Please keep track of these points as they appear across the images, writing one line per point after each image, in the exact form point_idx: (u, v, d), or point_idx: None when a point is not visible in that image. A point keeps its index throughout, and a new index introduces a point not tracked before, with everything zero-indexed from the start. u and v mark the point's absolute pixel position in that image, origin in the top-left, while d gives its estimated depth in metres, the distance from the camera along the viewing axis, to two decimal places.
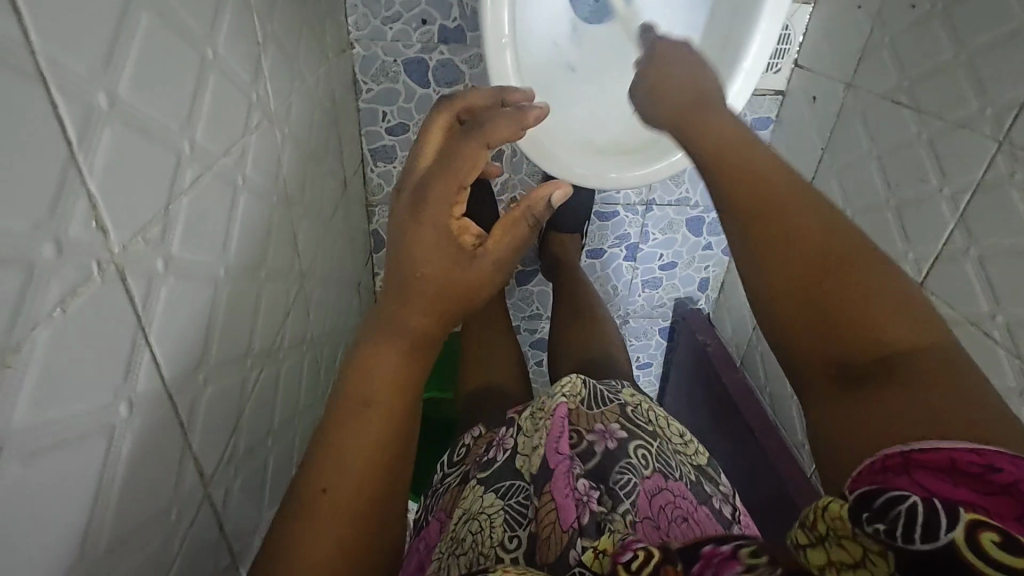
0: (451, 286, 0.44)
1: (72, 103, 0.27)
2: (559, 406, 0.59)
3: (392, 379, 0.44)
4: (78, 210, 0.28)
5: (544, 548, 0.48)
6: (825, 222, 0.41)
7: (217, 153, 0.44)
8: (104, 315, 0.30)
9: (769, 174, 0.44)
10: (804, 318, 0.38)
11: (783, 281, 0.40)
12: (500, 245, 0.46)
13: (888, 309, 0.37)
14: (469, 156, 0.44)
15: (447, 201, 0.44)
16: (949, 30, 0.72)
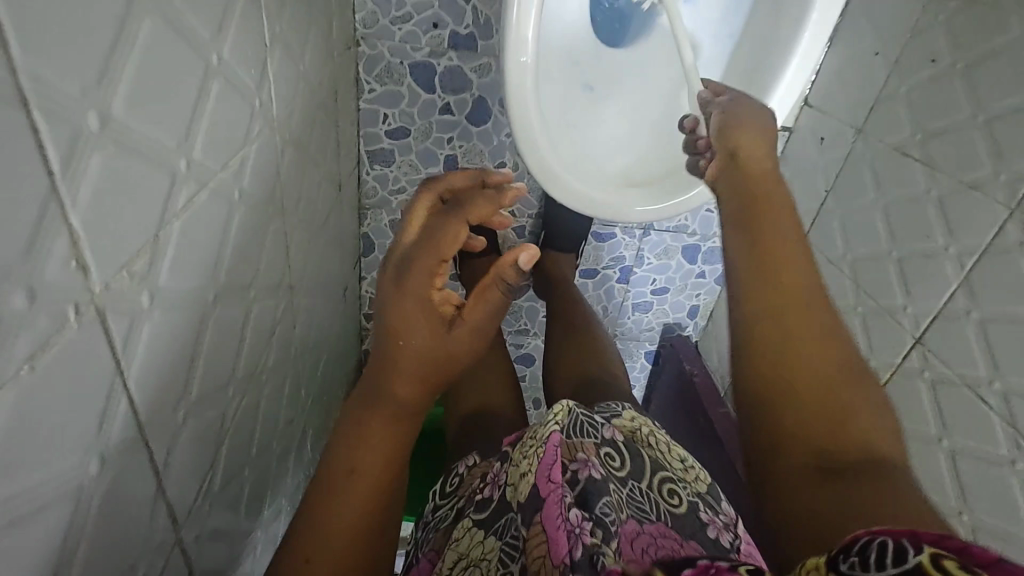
0: (434, 358, 0.49)
1: (57, 128, 0.23)
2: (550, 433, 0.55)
3: (385, 436, 0.50)
4: (55, 250, 0.24)
5: None
6: (823, 318, 0.47)
7: (215, 168, 0.40)
8: (78, 365, 0.26)
9: (791, 265, 0.50)
10: (777, 367, 0.46)
11: (770, 334, 0.47)
12: (475, 313, 0.51)
13: (844, 390, 0.44)
14: (452, 233, 0.52)
15: (428, 276, 0.50)
16: (968, 91, 0.72)
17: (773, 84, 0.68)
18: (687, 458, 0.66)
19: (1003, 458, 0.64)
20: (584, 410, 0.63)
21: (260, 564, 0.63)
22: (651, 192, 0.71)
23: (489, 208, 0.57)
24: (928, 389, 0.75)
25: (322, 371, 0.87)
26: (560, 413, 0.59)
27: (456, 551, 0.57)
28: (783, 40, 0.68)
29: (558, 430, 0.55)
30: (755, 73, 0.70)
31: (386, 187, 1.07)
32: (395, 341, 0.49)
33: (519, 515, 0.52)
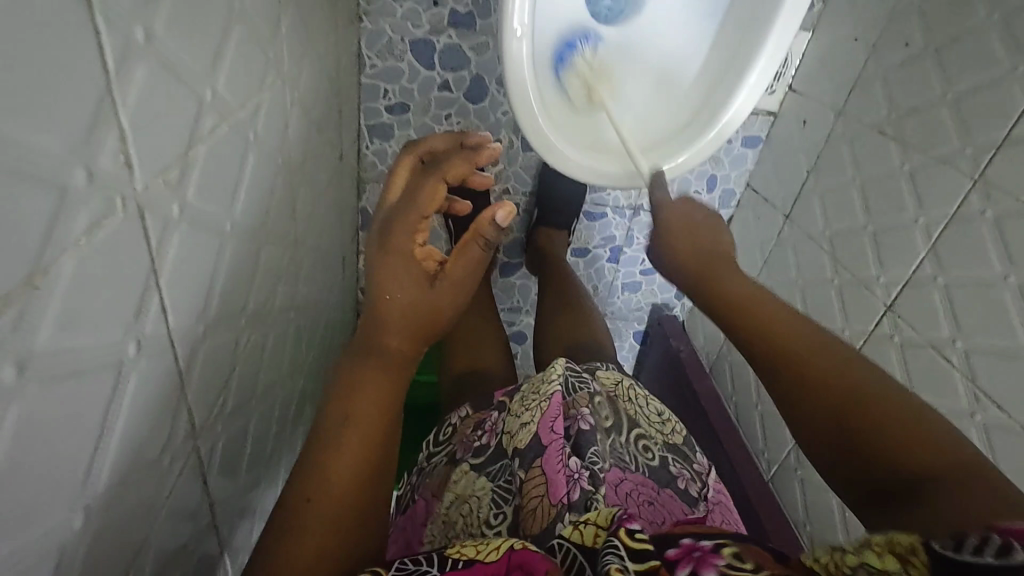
0: (419, 312, 0.49)
1: (114, 33, 0.27)
2: (551, 391, 0.59)
3: (384, 386, 0.48)
4: (108, 141, 0.27)
5: (531, 520, 0.51)
6: (835, 361, 0.50)
7: (235, 106, 0.43)
8: (122, 250, 0.29)
9: (782, 322, 0.54)
10: (814, 399, 0.49)
11: (810, 363, 0.50)
12: (456, 266, 0.50)
13: (842, 364, 0.49)
14: (430, 192, 0.52)
15: (408, 232, 0.50)
16: (937, 70, 0.76)
17: (749, 66, 0.74)
18: (663, 412, 0.68)
19: (963, 411, 0.69)
20: (573, 367, 0.66)
21: (262, 502, 0.66)
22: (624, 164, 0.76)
23: (462, 165, 0.56)
24: (898, 353, 0.79)
25: (321, 335, 0.91)
26: (557, 371, 0.63)
27: (452, 491, 0.61)
28: (764, 21, 0.72)
29: (559, 390, 0.60)
30: (735, 52, 0.75)
31: (385, 163, 1.10)
32: (382, 297, 0.49)
33: (518, 461, 0.56)
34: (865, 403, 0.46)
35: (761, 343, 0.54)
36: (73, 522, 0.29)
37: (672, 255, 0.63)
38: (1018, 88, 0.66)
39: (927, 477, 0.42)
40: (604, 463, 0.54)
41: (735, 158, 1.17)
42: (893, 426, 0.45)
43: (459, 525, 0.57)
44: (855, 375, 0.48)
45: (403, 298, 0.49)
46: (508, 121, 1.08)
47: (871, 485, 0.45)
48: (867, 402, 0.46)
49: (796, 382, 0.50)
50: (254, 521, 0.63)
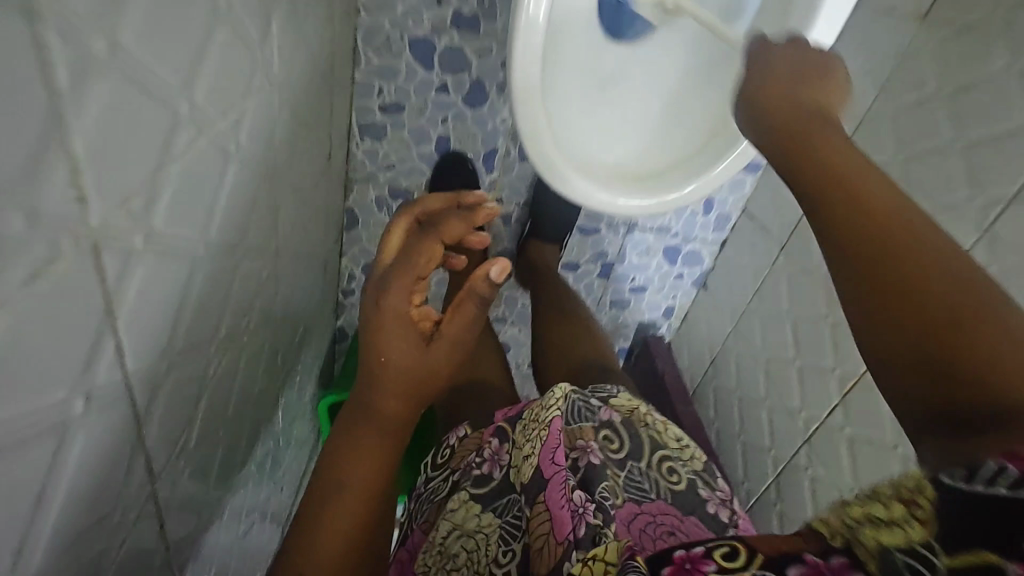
0: (415, 378, 0.50)
1: (69, 51, 0.23)
2: (552, 419, 0.55)
3: (377, 455, 0.50)
4: (58, 177, 0.23)
5: (539, 561, 0.47)
6: (924, 225, 0.40)
7: (215, 117, 0.39)
8: (70, 297, 0.25)
9: (853, 177, 0.43)
10: (885, 274, 0.38)
11: (875, 216, 0.40)
12: (453, 325, 0.51)
13: (908, 227, 0.39)
14: (428, 254, 0.54)
15: (406, 294, 0.51)
16: (950, 115, 0.75)
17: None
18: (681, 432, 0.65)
19: None
20: (581, 393, 0.64)
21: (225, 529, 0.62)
22: (659, 182, 0.72)
23: (460, 223, 0.58)
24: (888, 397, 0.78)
25: (298, 342, 0.86)
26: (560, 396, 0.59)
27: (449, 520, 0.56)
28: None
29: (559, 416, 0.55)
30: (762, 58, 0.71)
31: (375, 162, 1.05)
32: (377, 358, 0.49)
33: (523, 495, 0.53)
34: (913, 280, 0.37)
35: (839, 193, 0.42)
36: None
37: (766, 78, 0.51)
38: None
39: (929, 364, 0.35)
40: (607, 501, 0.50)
41: (734, 183, 1.13)
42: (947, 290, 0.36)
43: (459, 559, 0.52)
44: (931, 250, 0.38)
45: (395, 355, 0.49)
46: (506, 129, 1.04)
47: (918, 369, 0.36)
48: (926, 284, 0.37)
49: (842, 232, 0.41)
50: (215, 550, 0.59)
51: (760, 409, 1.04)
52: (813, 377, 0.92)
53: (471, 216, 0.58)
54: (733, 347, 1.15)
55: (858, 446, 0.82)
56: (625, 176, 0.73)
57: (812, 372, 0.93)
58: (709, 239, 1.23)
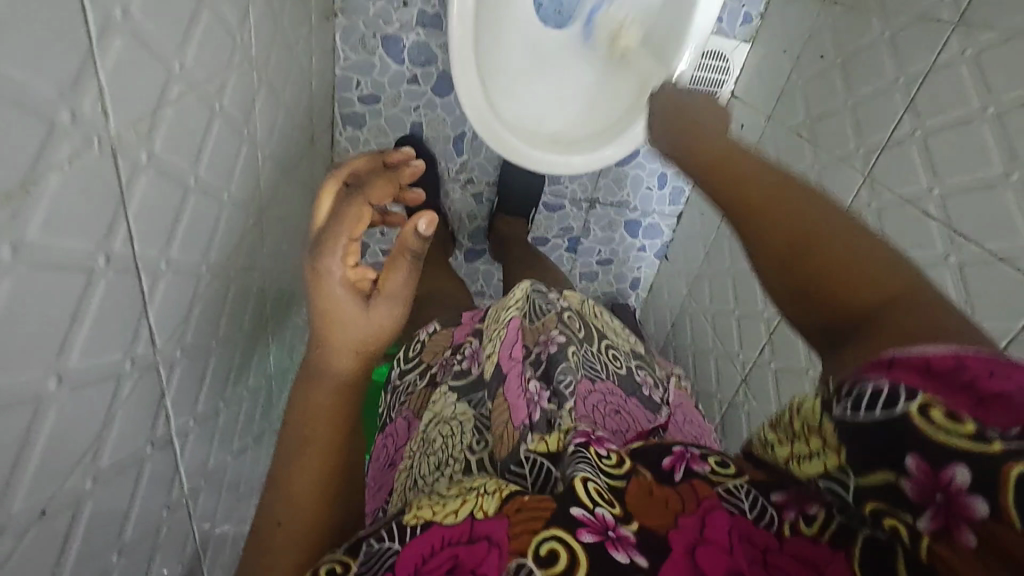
0: (361, 335, 0.51)
1: (96, 9, 0.35)
2: (513, 320, 0.70)
3: (335, 410, 0.52)
4: (89, 94, 0.36)
5: (500, 445, 0.59)
6: (801, 202, 0.49)
7: (203, 79, 0.52)
8: (95, 179, 0.38)
9: (760, 182, 0.52)
10: (792, 252, 0.47)
11: (772, 213, 0.50)
12: (389, 285, 0.51)
13: (777, 190, 0.51)
14: (356, 214, 0.52)
15: (340, 257, 0.50)
16: (842, 80, 0.86)
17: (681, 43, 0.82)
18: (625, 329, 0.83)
19: None
20: (542, 290, 0.75)
21: (220, 441, 0.73)
22: (595, 141, 0.85)
23: (387, 186, 0.57)
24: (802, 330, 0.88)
25: (287, 302, 0.98)
26: (521, 297, 0.73)
27: (433, 411, 0.72)
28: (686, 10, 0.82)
29: (517, 317, 0.71)
30: (668, 34, 0.84)
31: (357, 149, 1.18)
32: (326, 319, 0.51)
33: (488, 388, 0.67)
34: (814, 237, 0.47)
35: (712, 174, 0.56)
36: (47, 386, 0.37)
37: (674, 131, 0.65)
38: (897, 95, 0.76)
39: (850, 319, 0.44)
40: (561, 385, 0.63)
41: None
42: (833, 239, 0.46)
43: (438, 441, 0.66)
44: (819, 225, 0.47)
45: (345, 307, 0.50)
46: None
47: (839, 315, 0.44)
48: (847, 258, 0.45)
49: (732, 203, 0.53)
50: (212, 455, 0.71)
51: (710, 361, 1.14)
52: (748, 324, 1.03)
53: (393, 177, 0.58)
54: (687, 308, 1.26)
55: (781, 377, 0.92)
56: (565, 141, 0.86)
57: (747, 319, 1.03)
58: (666, 213, 1.34)
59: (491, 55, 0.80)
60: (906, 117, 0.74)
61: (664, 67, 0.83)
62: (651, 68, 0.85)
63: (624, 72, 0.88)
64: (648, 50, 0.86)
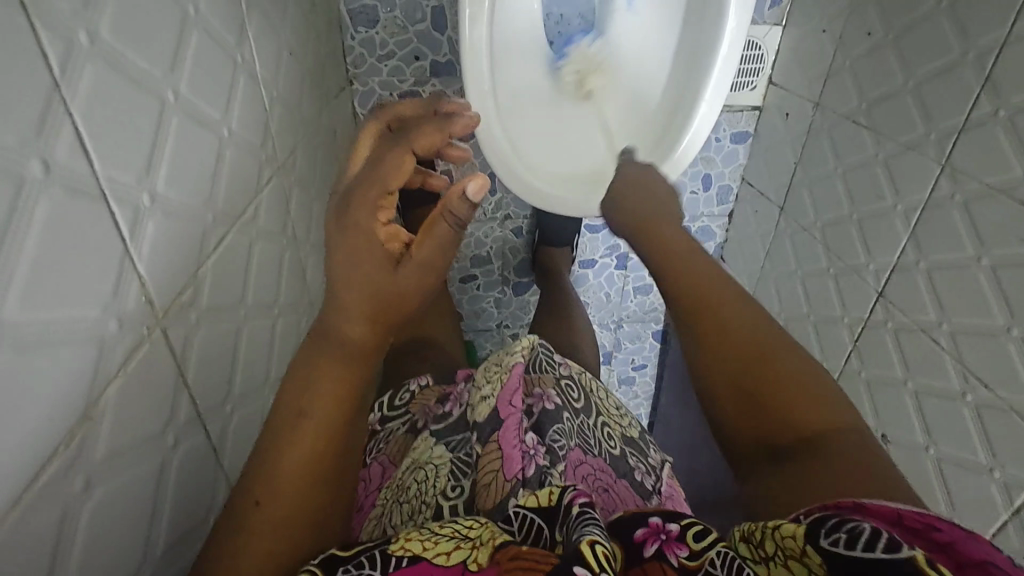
0: (384, 295, 0.45)
1: (124, 206, 0.37)
2: (516, 364, 0.64)
3: (330, 398, 0.45)
4: (131, 290, 0.37)
5: (484, 495, 0.53)
6: (755, 336, 0.53)
7: (236, 213, 0.52)
8: (150, 373, 0.39)
9: (726, 311, 0.54)
10: (761, 390, 0.50)
11: (730, 342, 0.52)
12: (423, 247, 0.46)
13: (754, 325, 0.53)
14: (397, 162, 0.50)
15: (371, 210, 0.46)
16: (898, 59, 0.78)
17: (710, 57, 0.77)
18: (621, 405, 0.72)
19: (955, 391, 0.70)
20: (546, 348, 0.70)
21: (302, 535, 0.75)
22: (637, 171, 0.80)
23: (435, 136, 0.54)
24: (891, 337, 0.81)
25: None
26: (525, 348, 0.67)
27: (413, 457, 0.65)
28: (711, 22, 0.76)
29: (520, 362, 0.64)
30: (696, 50, 0.79)
31: None
32: (344, 284, 0.45)
33: (474, 432, 0.60)
34: (778, 377, 0.50)
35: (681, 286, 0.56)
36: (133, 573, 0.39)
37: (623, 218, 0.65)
38: (970, 72, 0.68)
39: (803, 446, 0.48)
40: (556, 444, 0.56)
41: (727, 155, 1.19)
42: (759, 356, 0.51)
43: (411, 489, 0.60)
44: (786, 363, 0.51)
45: (366, 270, 0.45)
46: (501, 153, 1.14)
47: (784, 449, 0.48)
48: (810, 412, 0.49)
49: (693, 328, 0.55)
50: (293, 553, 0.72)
51: None
52: (827, 330, 0.95)
53: (446, 128, 0.55)
54: None
55: (873, 388, 0.84)
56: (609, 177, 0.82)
57: (824, 323, 0.95)
58: (716, 213, 1.27)
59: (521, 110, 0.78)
60: (985, 96, 0.66)
61: (697, 83, 0.78)
62: (684, 86, 0.80)
63: (652, 93, 0.83)
64: (679, 65, 0.81)
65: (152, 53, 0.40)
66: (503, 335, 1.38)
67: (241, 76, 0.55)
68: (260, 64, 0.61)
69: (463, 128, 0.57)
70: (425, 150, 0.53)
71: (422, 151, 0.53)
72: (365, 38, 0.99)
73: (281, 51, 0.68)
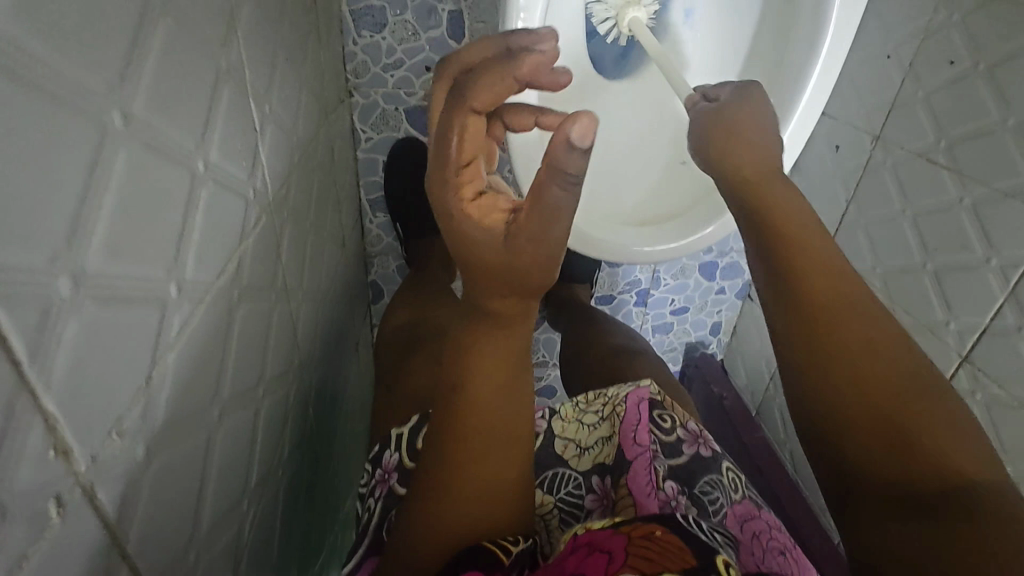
0: (505, 271, 0.39)
1: (21, 313, 0.21)
2: (637, 532, 0.41)
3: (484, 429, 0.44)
4: (31, 444, 0.22)
5: None
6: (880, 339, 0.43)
7: (211, 277, 0.37)
8: (71, 561, 0.24)
9: (843, 306, 0.44)
10: (870, 400, 0.41)
11: (839, 351, 0.43)
12: (531, 222, 0.36)
13: (905, 379, 0.41)
14: (456, 126, 0.37)
15: (450, 189, 0.38)
16: (995, 93, 0.68)
17: (800, 83, 0.63)
18: (709, 446, 0.55)
19: None
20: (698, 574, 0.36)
21: None
22: (690, 222, 0.69)
23: (501, 84, 0.37)
24: (982, 410, 0.70)
25: (344, 437, 0.84)
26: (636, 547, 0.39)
27: None
28: (803, 42, 0.62)
29: (651, 526, 0.41)
30: (780, 66, 0.65)
31: (391, 234, 1.03)
32: (468, 249, 0.39)
33: None
34: (904, 410, 0.40)
35: (797, 287, 0.45)
36: None
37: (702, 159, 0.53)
38: None
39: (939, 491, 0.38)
40: None
41: None
42: (882, 374, 0.41)
43: None
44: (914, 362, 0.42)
45: (486, 260, 0.39)
46: None
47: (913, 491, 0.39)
48: (937, 435, 0.39)
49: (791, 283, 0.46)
50: None
51: None
52: None
53: (512, 71, 0.37)
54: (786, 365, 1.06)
55: None
56: (653, 220, 0.72)
57: None
58: None
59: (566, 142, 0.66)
60: None
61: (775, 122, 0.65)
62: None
63: None
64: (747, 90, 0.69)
65: (87, 54, 0.25)
66: None
67: (224, 87, 0.39)
68: (249, 69, 0.45)
69: (538, 67, 0.37)
70: (493, 105, 0.38)
71: (490, 106, 0.38)
72: (370, 43, 0.85)
73: (276, 51, 0.52)
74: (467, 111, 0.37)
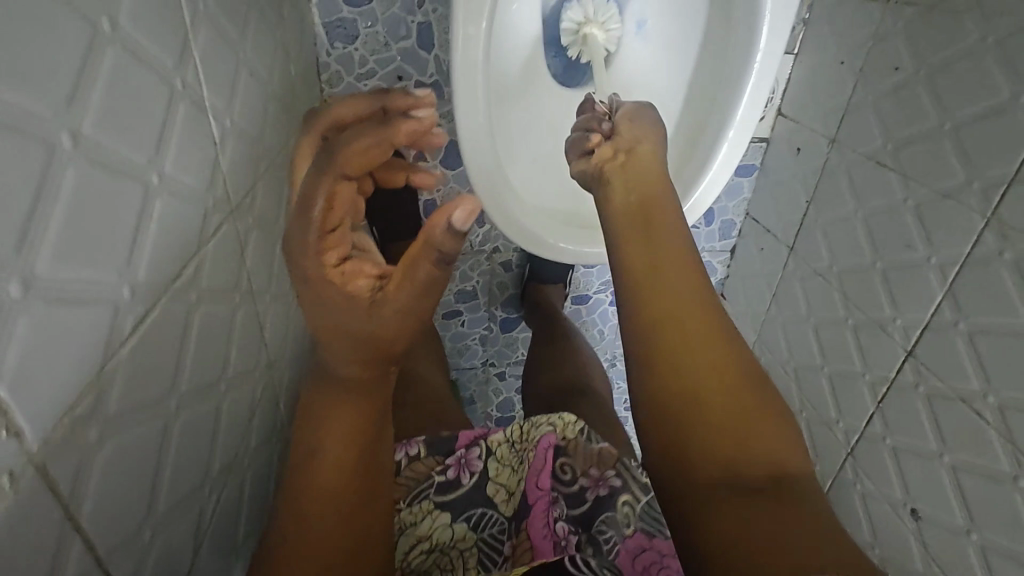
0: (358, 337, 0.44)
1: None
2: None
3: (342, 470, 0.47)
4: None
5: None
6: (716, 345, 0.46)
7: (167, 280, 0.41)
8: (23, 528, 0.28)
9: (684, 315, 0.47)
10: (706, 398, 0.44)
11: (682, 351, 0.45)
12: (397, 288, 0.43)
13: (742, 392, 0.44)
14: (326, 190, 0.42)
15: (313, 255, 0.42)
16: (933, 99, 0.71)
17: (741, 77, 0.65)
18: (610, 475, 0.64)
19: (1005, 474, 0.62)
20: None
21: None
22: None
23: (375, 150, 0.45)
24: (922, 401, 0.73)
25: None
26: None
27: None
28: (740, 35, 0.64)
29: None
30: (723, 56, 0.67)
31: None
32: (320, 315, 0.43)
33: None
34: (743, 410, 0.43)
35: (647, 289, 0.48)
36: None
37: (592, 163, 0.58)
38: None
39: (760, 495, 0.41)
40: None
41: (731, 189, 1.13)
42: (722, 376, 0.44)
43: None
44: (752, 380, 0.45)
45: (337, 325, 0.43)
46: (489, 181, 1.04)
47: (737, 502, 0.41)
48: (761, 445, 0.42)
49: (643, 279, 0.49)
50: None
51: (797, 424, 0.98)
52: (844, 385, 0.87)
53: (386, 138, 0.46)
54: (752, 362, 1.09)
55: (902, 457, 0.76)
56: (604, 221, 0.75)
57: (844, 379, 0.87)
58: (717, 248, 1.23)
59: (524, 162, 0.71)
60: None
61: (723, 112, 0.67)
62: (708, 112, 0.70)
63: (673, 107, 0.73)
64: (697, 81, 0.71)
65: (32, 82, 0.28)
66: (488, 374, 1.27)
67: (179, 106, 0.43)
68: (207, 88, 0.48)
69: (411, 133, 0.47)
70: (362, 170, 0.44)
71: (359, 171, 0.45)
72: (342, 55, 0.89)
73: (238, 69, 0.55)
74: (340, 175, 0.43)
